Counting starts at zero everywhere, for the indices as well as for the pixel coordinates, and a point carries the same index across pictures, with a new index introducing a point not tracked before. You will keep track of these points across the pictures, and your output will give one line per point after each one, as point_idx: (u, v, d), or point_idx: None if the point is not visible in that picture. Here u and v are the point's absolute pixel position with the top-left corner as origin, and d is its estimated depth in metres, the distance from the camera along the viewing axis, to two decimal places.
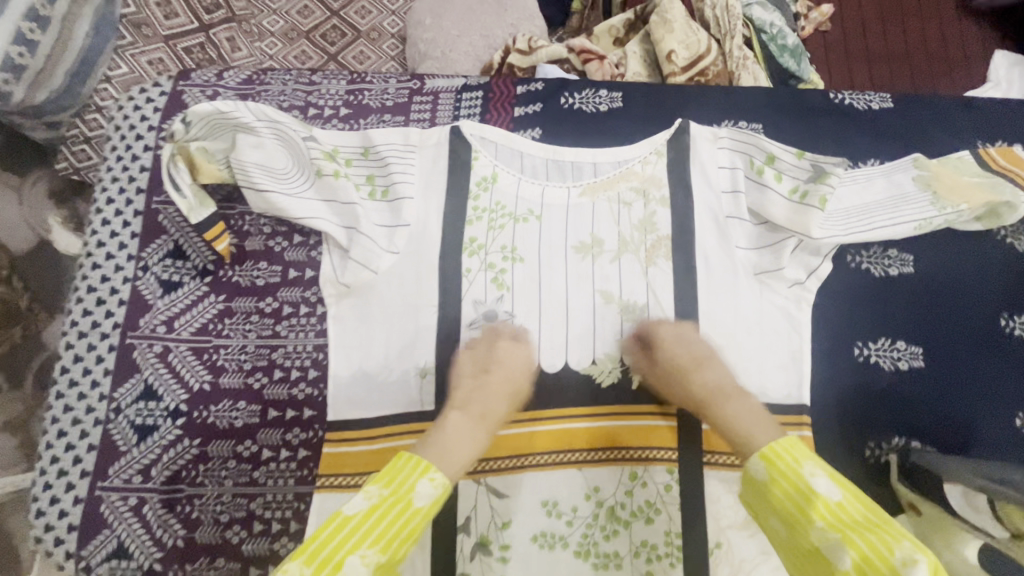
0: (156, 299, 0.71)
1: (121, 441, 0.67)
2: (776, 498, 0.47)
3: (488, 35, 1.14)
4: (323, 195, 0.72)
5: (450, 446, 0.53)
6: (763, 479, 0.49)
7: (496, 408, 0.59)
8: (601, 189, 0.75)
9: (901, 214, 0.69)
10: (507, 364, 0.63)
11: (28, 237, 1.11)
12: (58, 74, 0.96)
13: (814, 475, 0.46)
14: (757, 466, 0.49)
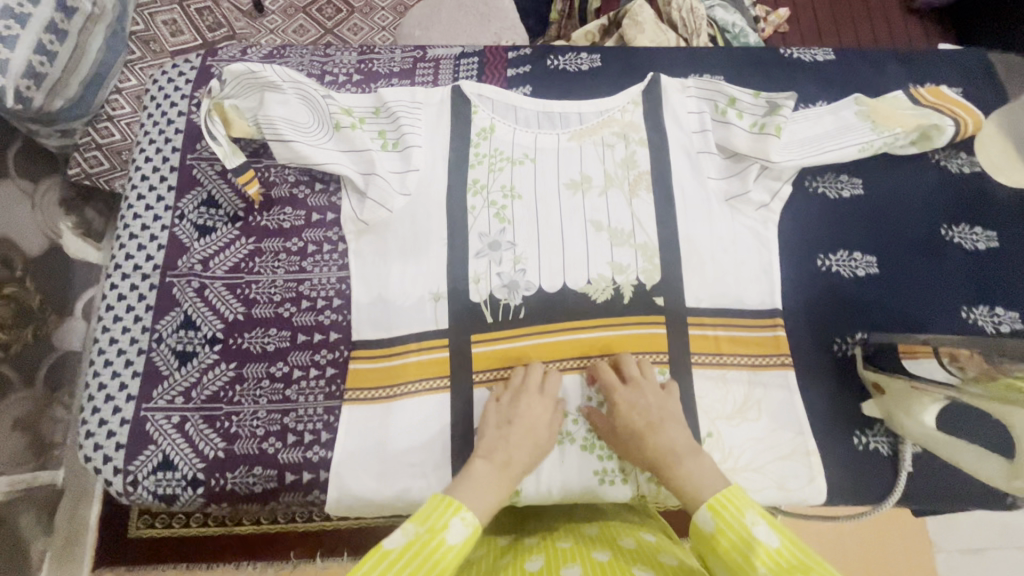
0: (193, 242, 0.78)
1: (164, 366, 0.73)
2: (721, 547, 0.54)
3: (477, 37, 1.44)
4: (341, 145, 0.81)
5: (475, 495, 0.58)
6: (710, 531, 0.55)
7: (519, 458, 0.65)
8: (587, 134, 0.85)
9: (847, 140, 0.80)
10: (529, 418, 0.68)
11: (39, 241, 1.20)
12: (71, 83, 1.19)
13: (755, 525, 0.53)
14: (707, 518, 0.56)
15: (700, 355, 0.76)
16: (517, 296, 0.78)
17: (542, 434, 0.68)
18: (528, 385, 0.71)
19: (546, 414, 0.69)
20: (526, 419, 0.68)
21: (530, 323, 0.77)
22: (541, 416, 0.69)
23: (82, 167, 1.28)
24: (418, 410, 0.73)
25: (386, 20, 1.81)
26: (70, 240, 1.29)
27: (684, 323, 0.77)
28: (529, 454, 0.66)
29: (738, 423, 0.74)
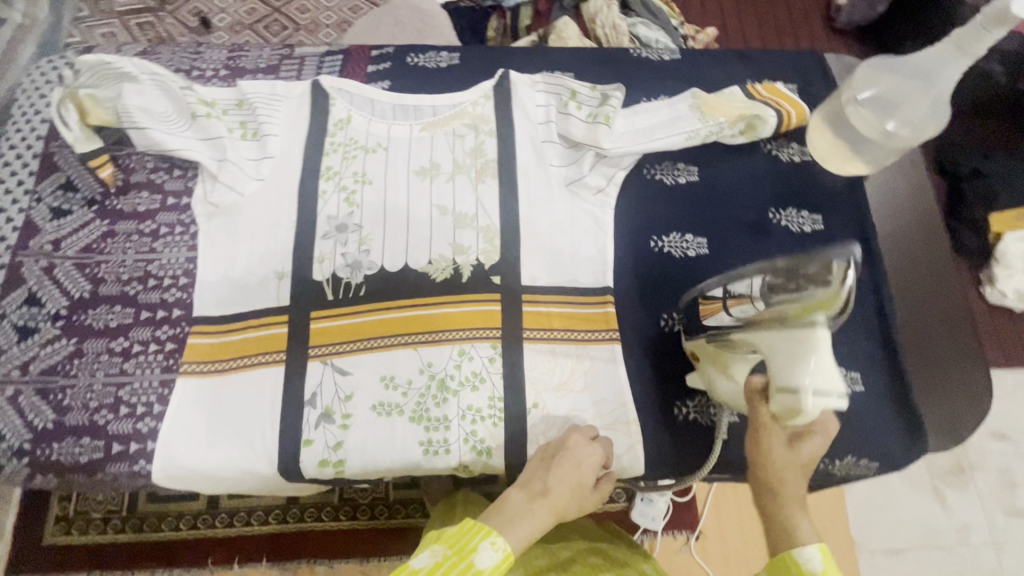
0: (46, 223, 0.81)
1: (3, 341, 0.75)
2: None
3: None
4: (199, 134, 0.85)
5: (511, 521, 0.62)
6: (816, 571, 0.56)
7: (557, 491, 0.66)
8: (438, 125, 0.89)
9: (675, 129, 0.85)
10: (575, 456, 0.69)
11: None
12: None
13: (811, 558, 0.56)
14: (816, 559, 0.56)
15: (532, 330, 0.79)
16: (359, 275, 0.81)
17: (587, 475, 0.69)
18: (603, 440, 0.72)
19: (594, 459, 0.70)
20: (571, 457, 0.69)
21: (370, 300, 0.80)
22: (587, 459, 0.69)
23: None
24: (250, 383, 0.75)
25: (331, 36, 1.79)
26: None
27: (520, 300, 0.81)
28: (573, 492, 0.67)
29: (563, 394, 0.77)
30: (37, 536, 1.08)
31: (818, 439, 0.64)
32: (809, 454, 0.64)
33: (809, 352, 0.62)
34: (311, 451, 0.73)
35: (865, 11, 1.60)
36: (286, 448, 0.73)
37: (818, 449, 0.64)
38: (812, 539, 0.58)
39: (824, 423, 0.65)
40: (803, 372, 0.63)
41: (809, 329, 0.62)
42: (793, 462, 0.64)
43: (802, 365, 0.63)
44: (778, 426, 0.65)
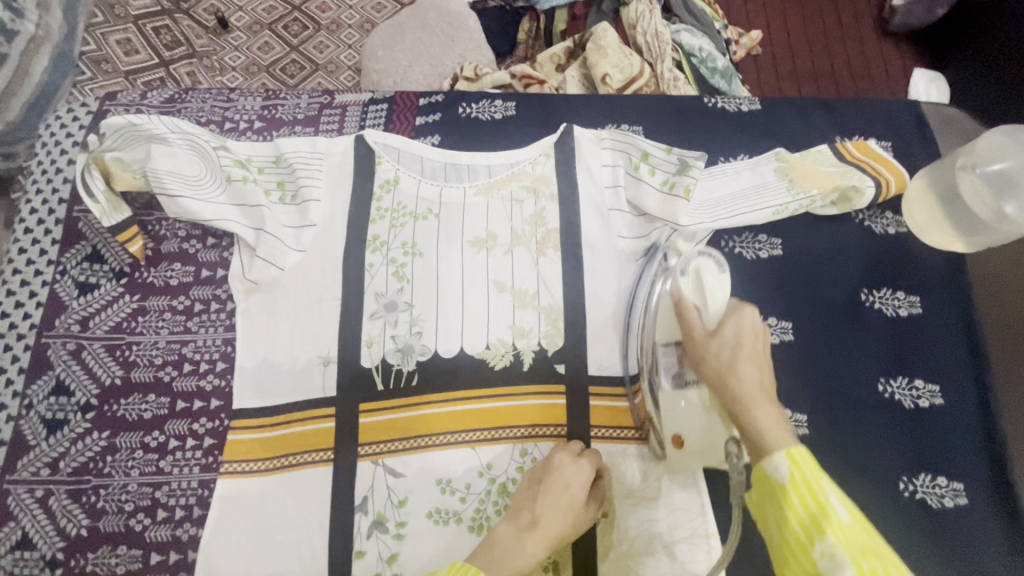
0: (72, 300, 0.75)
1: (31, 435, 0.70)
2: (790, 502, 0.48)
3: (437, 63, 1.50)
4: (234, 199, 0.77)
5: (505, 553, 0.59)
6: (785, 481, 0.49)
7: (549, 519, 0.62)
8: (495, 188, 0.81)
9: (762, 201, 0.76)
10: (563, 477, 0.65)
11: None
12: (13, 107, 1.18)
13: (779, 466, 0.49)
14: (783, 467, 0.49)
15: (601, 428, 0.73)
16: (411, 361, 0.74)
17: (581, 494, 0.65)
18: (591, 454, 0.68)
19: (582, 477, 0.65)
20: (556, 477, 0.65)
21: (424, 391, 0.74)
22: (576, 478, 0.65)
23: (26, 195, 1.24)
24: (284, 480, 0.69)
25: (353, 37, 1.67)
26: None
27: (586, 392, 0.74)
28: (565, 517, 0.63)
29: (633, 503, 0.70)
30: None
31: (734, 326, 0.60)
32: (734, 336, 0.59)
33: (683, 274, 0.64)
34: (363, 564, 0.67)
35: (923, 17, 1.39)
36: (336, 561, 0.67)
37: (741, 337, 0.59)
38: (779, 443, 0.50)
39: (739, 312, 0.60)
40: (688, 283, 0.63)
41: (679, 265, 0.65)
42: (732, 358, 0.58)
43: (687, 282, 0.63)
44: (694, 333, 0.61)
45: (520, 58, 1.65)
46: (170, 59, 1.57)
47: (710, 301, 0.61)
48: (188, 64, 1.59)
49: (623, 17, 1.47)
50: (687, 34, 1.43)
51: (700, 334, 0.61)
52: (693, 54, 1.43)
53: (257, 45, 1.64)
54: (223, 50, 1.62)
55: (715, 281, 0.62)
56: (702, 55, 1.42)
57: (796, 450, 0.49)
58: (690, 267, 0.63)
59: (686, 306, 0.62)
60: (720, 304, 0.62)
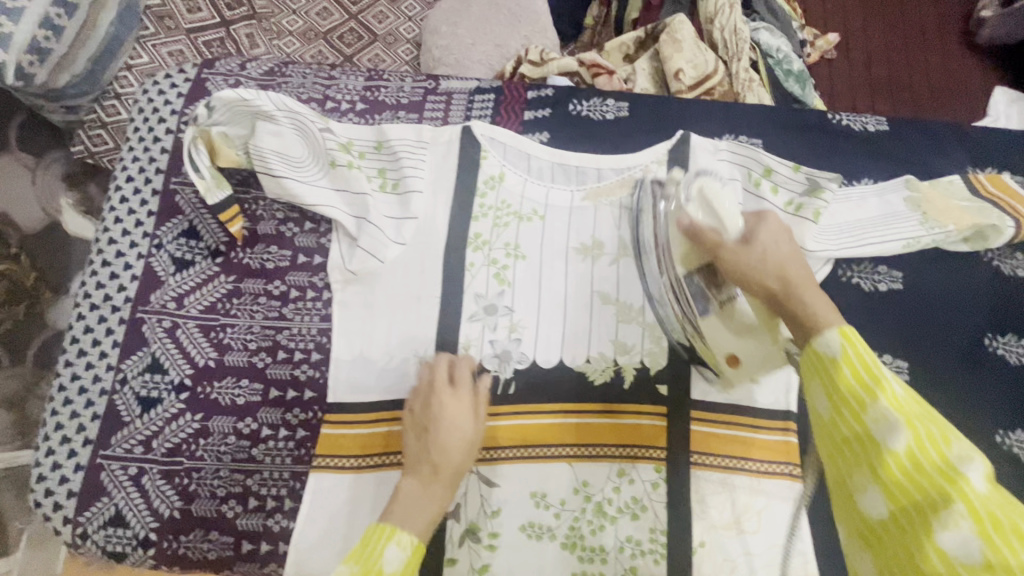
0: (168, 276, 0.73)
1: (125, 412, 0.69)
2: (840, 374, 0.45)
3: (500, 43, 1.36)
4: (336, 184, 0.75)
5: (410, 512, 0.53)
6: (835, 355, 0.46)
7: (447, 462, 0.57)
8: (604, 194, 0.77)
9: (892, 233, 0.72)
10: (443, 421, 0.59)
11: (37, 215, 1.18)
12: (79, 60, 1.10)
13: (831, 345, 0.46)
14: (834, 342, 0.46)
15: (701, 454, 0.70)
16: (509, 368, 0.72)
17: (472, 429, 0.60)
18: (466, 385, 0.63)
19: (462, 413, 0.60)
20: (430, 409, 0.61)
21: (521, 400, 0.71)
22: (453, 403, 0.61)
23: (87, 145, 1.21)
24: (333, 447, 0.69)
25: (413, 9, 1.55)
26: (70, 217, 1.21)
27: (687, 416, 0.71)
28: (464, 453, 0.58)
29: (732, 534, 0.67)
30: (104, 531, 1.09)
31: (764, 233, 0.56)
32: (768, 244, 0.55)
33: (689, 200, 0.61)
34: (455, 572, 0.66)
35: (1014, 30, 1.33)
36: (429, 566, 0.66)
37: (778, 237, 0.57)
38: (832, 322, 0.48)
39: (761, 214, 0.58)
40: (698, 207, 0.60)
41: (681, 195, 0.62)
42: (776, 256, 0.55)
43: (697, 206, 0.60)
44: (727, 244, 0.56)
45: (584, 44, 1.55)
46: (230, 18, 1.41)
47: (727, 219, 0.58)
48: (247, 25, 1.44)
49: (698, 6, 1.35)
50: (765, 32, 1.32)
51: (735, 247, 0.56)
52: (769, 54, 1.32)
53: (317, 11, 1.51)
54: (282, 13, 1.49)
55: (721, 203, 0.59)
56: (777, 55, 1.31)
57: (848, 329, 0.47)
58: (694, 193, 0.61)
59: (705, 232, 0.58)
60: (735, 218, 0.58)
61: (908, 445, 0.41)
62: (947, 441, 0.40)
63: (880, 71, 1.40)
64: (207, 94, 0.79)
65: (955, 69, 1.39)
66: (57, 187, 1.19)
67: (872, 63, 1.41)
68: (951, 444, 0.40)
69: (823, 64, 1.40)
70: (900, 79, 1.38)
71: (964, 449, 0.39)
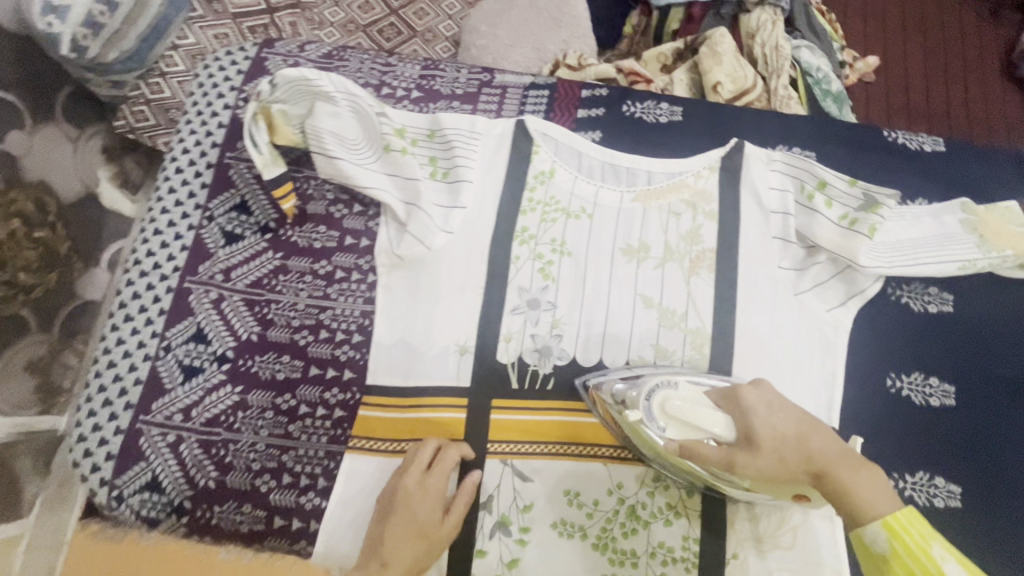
0: (217, 249, 0.74)
1: (167, 379, 0.69)
2: (894, 573, 0.48)
3: (539, 48, 1.36)
4: (388, 168, 0.75)
5: None
6: (885, 552, 0.49)
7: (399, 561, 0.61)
8: (654, 197, 0.77)
9: (947, 254, 0.71)
10: (423, 498, 0.63)
11: (76, 185, 1.13)
12: (130, 38, 1.09)
13: (875, 538, 0.50)
14: (880, 537, 0.49)
15: None
16: (549, 364, 0.72)
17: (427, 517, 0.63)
18: (450, 461, 0.65)
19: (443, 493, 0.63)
20: (409, 510, 0.62)
21: (559, 396, 0.71)
22: (427, 498, 0.63)
23: (129, 120, 1.19)
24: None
25: (454, 8, 1.49)
26: (107, 191, 1.21)
27: None
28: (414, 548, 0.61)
29: (768, 548, 0.66)
30: None
31: (770, 434, 0.54)
32: (771, 438, 0.54)
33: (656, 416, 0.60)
34: (484, 564, 0.66)
35: None
36: (458, 556, 0.66)
37: (769, 403, 0.55)
38: (876, 511, 0.50)
39: (738, 400, 0.56)
40: (669, 425, 0.59)
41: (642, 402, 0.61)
42: (791, 448, 0.53)
43: (672, 426, 0.59)
44: (734, 454, 0.55)
45: (620, 53, 1.51)
46: (276, 6, 1.39)
47: (701, 424, 0.57)
48: (292, 15, 1.41)
49: (741, 20, 1.34)
50: (806, 50, 1.30)
51: (743, 455, 0.54)
52: (808, 73, 1.31)
53: (358, 5, 1.46)
54: (324, 5, 1.44)
55: (685, 411, 0.58)
56: (818, 75, 1.29)
57: (895, 518, 0.50)
58: (661, 414, 0.60)
59: (698, 446, 0.57)
60: (715, 416, 0.56)
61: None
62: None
63: (919, 98, 1.35)
64: (266, 72, 0.80)
65: (998, 97, 1.34)
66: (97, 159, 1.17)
67: (911, 89, 1.36)
68: None
69: (860, 87, 1.36)
70: (937, 108, 1.34)
71: None
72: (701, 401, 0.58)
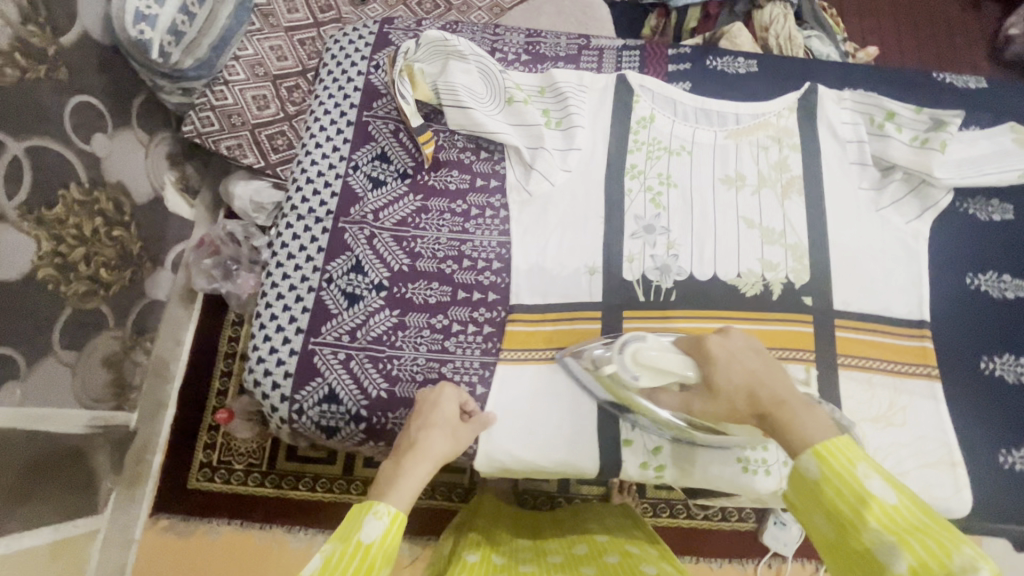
0: (365, 193, 0.82)
1: (333, 305, 0.77)
2: (827, 494, 0.49)
3: None
4: (511, 119, 0.85)
5: (391, 485, 0.58)
6: (817, 477, 0.50)
7: (434, 442, 0.63)
8: (744, 134, 0.87)
9: (1006, 166, 0.82)
10: (435, 402, 0.67)
11: (146, 189, 1.22)
12: (203, 46, 1.17)
13: (810, 466, 0.50)
14: (812, 463, 0.50)
15: (847, 356, 0.77)
16: (669, 279, 0.80)
17: (451, 410, 0.67)
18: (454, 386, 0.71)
19: (454, 403, 0.68)
20: (429, 406, 0.67)
21: (681, 306, 0.79)
22: (446, 399, 0.68)
23: (196, 126, 1.24)
24: (395, 479, 0.58)
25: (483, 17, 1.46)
26: (170, 194, 1.29)
27: (832, 324, 0.79)
28: (446, 437, 0.64)
29: (883, 426, 0.75)
30: (183, 482, 1.30)
31: (724, 374, 0.60)
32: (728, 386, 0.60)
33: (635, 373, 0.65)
34: (631, 451, 0.73)
35: None
36: (607, 450, 0.73)
37: (733, 350, 0.61)
38: (811, 441, 0.51)
39: (704, 349, 0.62)
40: (642, 374, 0.65)
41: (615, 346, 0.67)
42: (739, 397, 0.59)
43: (646, 375, 0.65)
44: (698, 397, 0.64)
45: None
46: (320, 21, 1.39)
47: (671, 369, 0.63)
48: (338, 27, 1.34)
49: (753, 18, 1.38)
50: (816, 40, 1.36)
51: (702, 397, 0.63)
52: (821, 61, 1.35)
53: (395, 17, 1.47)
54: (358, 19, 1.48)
55: (658, 359, 0.64)
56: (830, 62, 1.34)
57: (823, 446, 0.51)
58: (633, 364, 0.65)
59: (669, 387, 0.66)
60: (674, 360, 0.63)
61: (911, 565, 0.42)
62: (948, 551, 0.42)
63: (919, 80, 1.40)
64: (392, 45, 0.91)
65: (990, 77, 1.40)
66: (162, 166, 1.26)
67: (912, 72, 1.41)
68: (953, 555, 0.42)
69: None
70: None
71: (965, 558, 0.41)
72: (663, 345, 0.65)
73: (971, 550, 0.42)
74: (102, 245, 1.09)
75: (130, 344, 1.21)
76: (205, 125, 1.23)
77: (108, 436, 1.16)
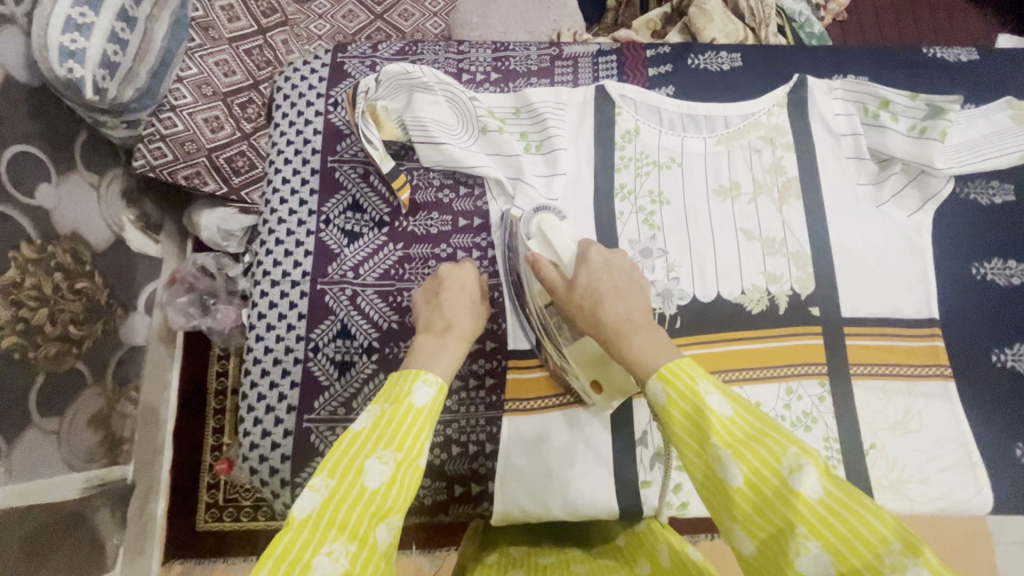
0: (342, 248, 0.77)
1: (323, 376, 0.72)
2: (673, 420, 0.47)
3: (532, 31, 1.22)
4: (488, 149, 0.80)
5: (432, 357, 0.58)
6: (663, 403, 0.48)
7: (460, 321, 0.64)
8: (735, 138, 0.82)
9: (1007, 147, 0.79)
10: (456, 283, 0.68)
11: (105, 233, 1.10)
12: (143, 74, 0.97)
13: (655, 391, 0.48)
14: (658, 390, 0.48)
15: (861, 365, 0.75)
16: (672, 305, 0.77)
17: (473, 288, 0.69)
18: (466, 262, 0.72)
19: (471, 279, 0.69)
20: (454, 284, 0.68)
21: (685, 333, 0.76)
22: (465, 276, 0.69)
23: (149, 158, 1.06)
24: (439, 352, 0.59)
25: (438, 3, 1.36)
26: (131, 232, 1.18)
27: (842, 334, 0.76)
28: (469, 312, 0.66)
29: (900, 434, 0.73)
30: (191, 524, 1.26)
31: (587, 274, 0.61)
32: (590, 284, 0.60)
33: (530, 236, 0.68)
34: (652, 492, 0.69)
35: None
36: (623, 493, 0.69)
37: (607, 259, 0.62)
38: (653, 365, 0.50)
39: (587, 252, 0.63)
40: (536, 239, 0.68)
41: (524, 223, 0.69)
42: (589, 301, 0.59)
43: (537, 242, 0.68)
44: (558, 290, 0.63)
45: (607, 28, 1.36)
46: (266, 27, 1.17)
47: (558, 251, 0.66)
48: (284, 31, 1.20)
49: None
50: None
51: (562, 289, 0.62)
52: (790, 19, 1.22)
53: (341, 13, 1.32)
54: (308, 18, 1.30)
55: (559, 229, 0.67)
56: (800, 18, 1.20)
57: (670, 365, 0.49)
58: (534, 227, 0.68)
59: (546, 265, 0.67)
60: (570, 247, 0.66)
61: (745, 475, 0.43)
62: (779, 456, 0.42)
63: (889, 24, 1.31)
64: (349, 77, 0.85)
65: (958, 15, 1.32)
66: (119, 205, 1.14)
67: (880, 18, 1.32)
68: (781, 458, 0.42)
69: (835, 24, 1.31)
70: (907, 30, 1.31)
71: (792, 458, 0.42)
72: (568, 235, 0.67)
73: (800, 450, 0.42)
74: (66, 300, 0.98)
75: (115, 397, 1.12)
76: (157, 156, 1.06)
77: (107, 493, 1.09)
